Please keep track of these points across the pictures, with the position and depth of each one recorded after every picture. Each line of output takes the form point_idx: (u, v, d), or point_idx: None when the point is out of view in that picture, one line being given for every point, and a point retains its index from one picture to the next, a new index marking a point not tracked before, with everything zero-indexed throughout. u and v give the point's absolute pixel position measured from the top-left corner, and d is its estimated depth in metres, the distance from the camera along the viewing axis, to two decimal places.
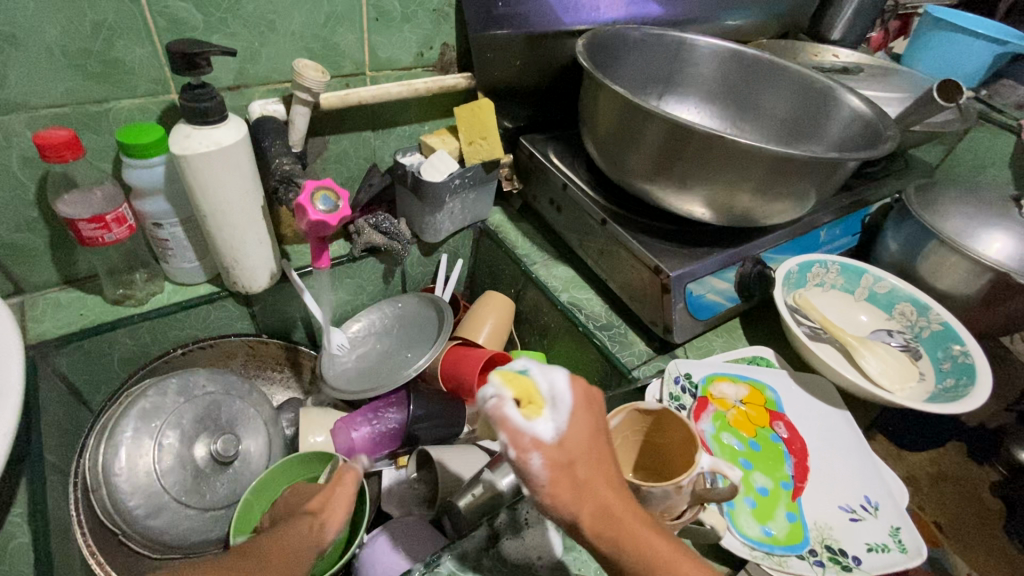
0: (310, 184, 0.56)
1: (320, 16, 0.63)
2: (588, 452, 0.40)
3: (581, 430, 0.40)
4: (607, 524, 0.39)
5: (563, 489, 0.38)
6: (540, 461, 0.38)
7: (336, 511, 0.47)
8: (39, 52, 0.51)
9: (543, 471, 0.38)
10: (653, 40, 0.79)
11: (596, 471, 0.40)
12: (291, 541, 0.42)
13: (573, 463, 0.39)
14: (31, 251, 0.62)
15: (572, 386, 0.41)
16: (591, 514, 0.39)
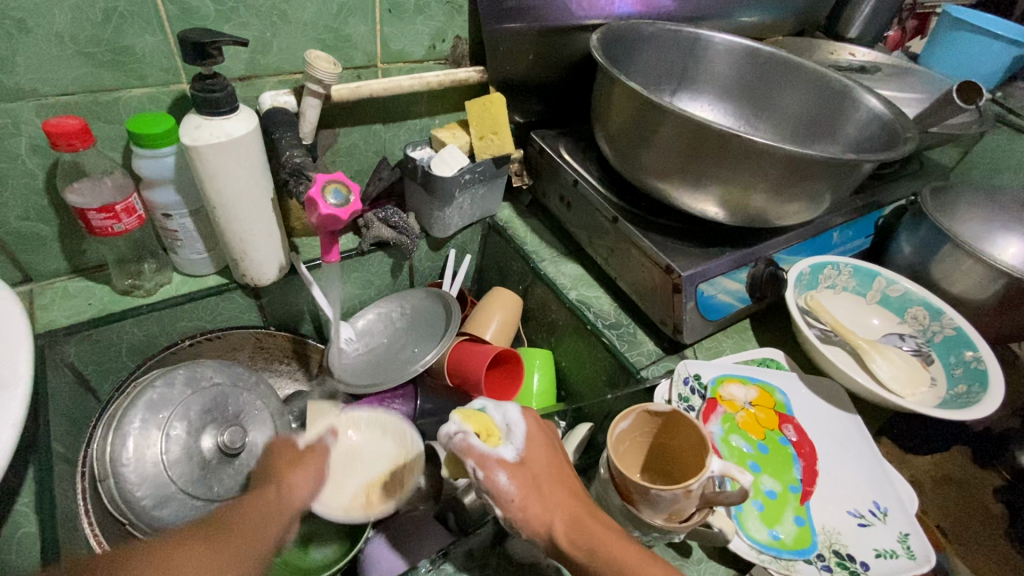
0: (321, 177, 0.56)
1: (333, 6, 0.63)
2: (549, 465, 0.46)
3: (538, 448, 0.46)
4: (580, 532, 0.43)
5: (532, 502, 0.43)
6: (507, 479, 0.43)
7: (297, 487, 0.52)
8: (51, 40, 0.51)
9: (511, 486, 0.43)
10: (668, 35, 0.78)
11: (557, 481, 0.45)
12: (260, 512, 0.47)
13: (537, 477, 0.45)
14: (41, 239, 0.62)
15: (524, 415, 0.48)
16: (563, 522, 0.44)
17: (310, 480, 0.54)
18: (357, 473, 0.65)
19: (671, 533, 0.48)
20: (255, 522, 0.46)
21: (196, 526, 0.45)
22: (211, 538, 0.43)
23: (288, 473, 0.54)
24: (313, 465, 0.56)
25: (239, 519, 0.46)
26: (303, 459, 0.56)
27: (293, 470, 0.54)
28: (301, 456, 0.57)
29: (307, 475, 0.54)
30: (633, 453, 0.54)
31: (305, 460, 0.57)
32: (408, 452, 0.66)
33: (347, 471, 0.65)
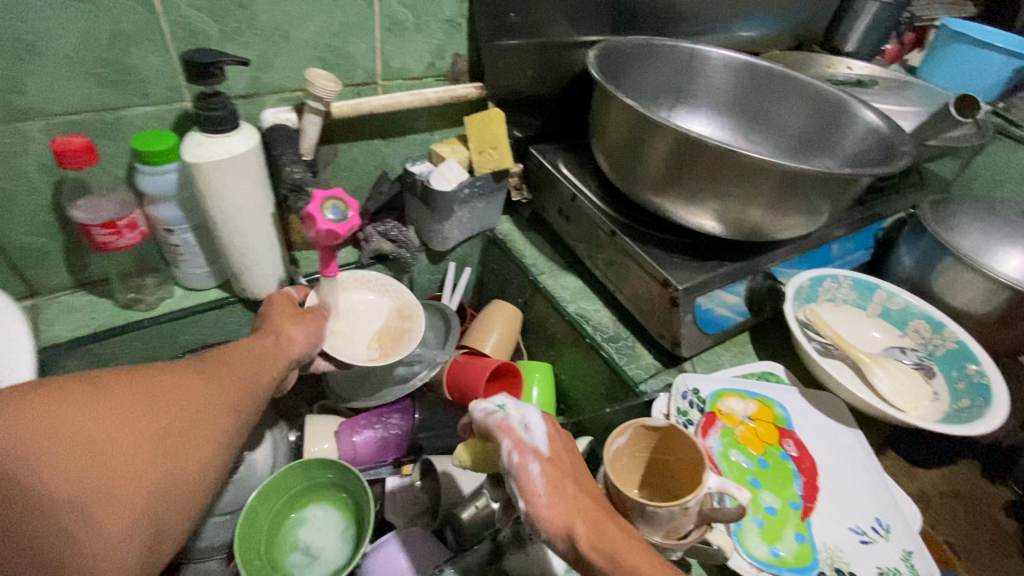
0: (320, 194, 0.56)
1: (334, 25, 0.64)
2: (574, 465, 0.45)
3: (563, 446, 0.45)
4: (602, 535, 0.39)
5: (559, 504, 0.40)
6: (539, 469, 0.42)
7: (288, 331, 0.54)
8: (57, 60, 0.52)
9: (542, 477, 0.41)
10: (664, 51, 0.79)
11: (580, 483, 0.43)
12: (259, 348, 0.50)
13: (564, 473, 0.43)
14: (45, 254, 0.63)
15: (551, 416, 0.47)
16: (586, 523, 0.39)
17: (307, 335, 0.55)
18: (360, 327, 0.68)
19: (669, 550, 0.48)
20: (246, 363, 0.48)
21: (187, 362, 0.46)
22: (207, 371, 0.46)
23: (284, 324, 0.54)
24: (314, 321, 0.56)
25: (233, 356, 0.48)
26: (306, 317, 0.56)
27: (287, 320, 0.55)
28: (302, 314, 0.57)
29: (300, 331, 0.55)
30: (632, 469, 0.54)
31: (306, 317, 0.57)
32: (403, 304, 0.70)
33: (351, 322, 0.67)
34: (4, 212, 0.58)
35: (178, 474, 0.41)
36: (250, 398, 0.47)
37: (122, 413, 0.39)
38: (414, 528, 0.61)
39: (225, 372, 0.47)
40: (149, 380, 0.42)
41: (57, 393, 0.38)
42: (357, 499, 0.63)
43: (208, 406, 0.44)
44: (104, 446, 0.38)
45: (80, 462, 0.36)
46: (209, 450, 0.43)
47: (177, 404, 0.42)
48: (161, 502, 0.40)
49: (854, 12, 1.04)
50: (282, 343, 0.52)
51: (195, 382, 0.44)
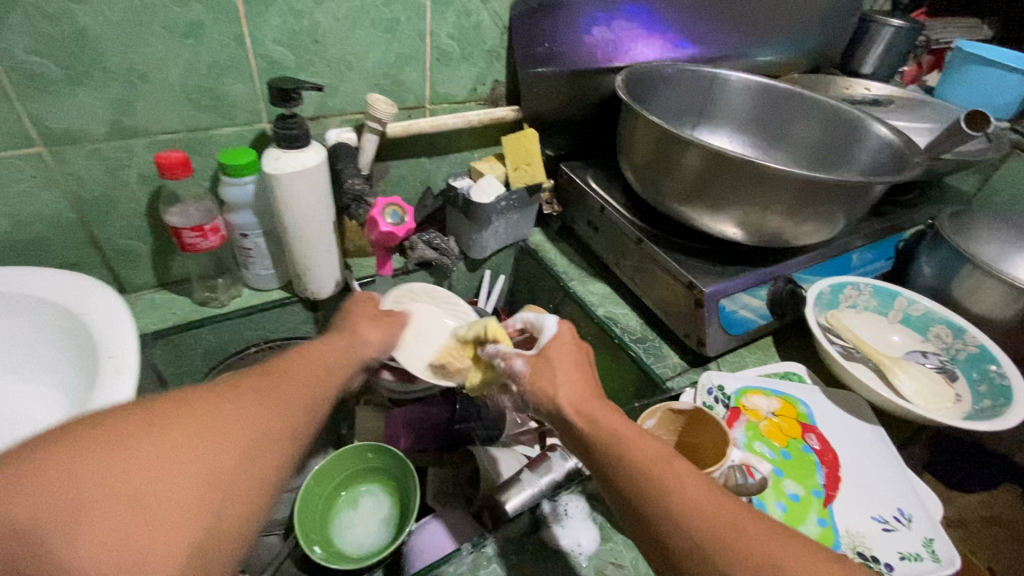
0: (383, 201, 0.68)
1: (391, 56, 0.72)
2: (568, 354, 0.50)
3: (562, 342, 0.51)
4: (584, 403, 0.46)
5: (538, 381, 0.48)
6: (521, 362, 0.51)
7: (339, 350, 0.52)
8: (162, 87, 0.61)
9: (525, 366, 0.50)
10: (687, 75, 0.85)
11: (571, 366, 0.49)
12: (312, 364, 0.47)
13: (552, 363, 0.49)
14: (136, 256, 0.71)
15: (555, 323, 0.52)
16: (567, 397, 0.46)
17: (379, 337, 0.58)
18: (426, 343, 0.69)
19: None
20: (311, 371, 0.46)
21: (244, 379, 0.42)
22: (259, 388, 0.41)
23: (358, 325, 0.57)
24: (387, 325, 0.60)
25: (289, 369, 0.45)
26: (383, 320, 0.60)
27: (338, 339, 0.53)
28: (381, 316, 0.61)
29: (345, 351, 0.52)
30: None
31: (383, 320, 0.60)
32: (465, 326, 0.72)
33: (418, 334, 0.69)
34: (106, 217, 0.66)
35: (230, 521, 0.35)
36: (309, 412, 0.43)
37: (178, 445, 0.34)
38: (455, 511, 0.66)
39: (276, 387, 0.42)
40: (194, 406, 0.37)
41: (91, 441, 0.32)
42: (403, 484, 0.69)
43: (261, 429, 0.39)
44: (146, 494, 0.32)
45: (123, 514, 0.30)
46: (260, 486, 0.37)
47: (235, 430, 0.37)
48: (211, 558, 0.33)
49: (870, 36, 1.09)
50: (335, 358, 0.50)
51: (248, 402, 0.39)
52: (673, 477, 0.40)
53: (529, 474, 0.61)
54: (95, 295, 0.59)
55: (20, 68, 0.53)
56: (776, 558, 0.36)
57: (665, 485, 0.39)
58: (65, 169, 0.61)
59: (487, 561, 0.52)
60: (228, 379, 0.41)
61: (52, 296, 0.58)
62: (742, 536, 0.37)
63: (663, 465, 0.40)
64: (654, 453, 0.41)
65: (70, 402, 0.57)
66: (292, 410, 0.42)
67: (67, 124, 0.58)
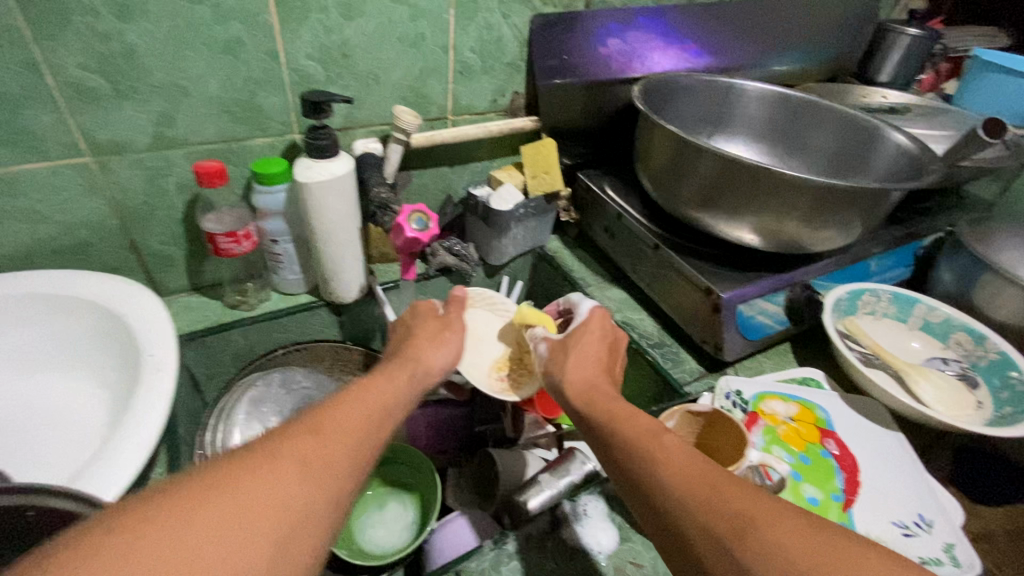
0: (409, 208, 0.71)
1: (416, 70, 0.75)
2: (587, 345, 0.57)
3: (584, 332, 0.58)
4: (586, 390, 0.52)
5: (555, 362, 0.56)
6: (544, 347, 0.59)
7: (387, 391, 0.47)
8: (202, 100, 0.64)
9: (545, 352, 0.58)
10: (703, 86, 0.87)
11: (586, 356, 0.56)
12: (358, 412, 0.43)
13: (568, 350, 0.57)
14: (172, 260, 0.75)
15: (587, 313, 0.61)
16: (575, 380, 0.53)
17: (440, 358, 0.56)
18: (484, 352, 0.72)
19: None
20: (361, 415, 0.43)
21: (288, 433, 0.39)
22: (304, 444, 0.38)
23: (417, 355, 0.54)
24: (447, 342, 0.58)
25: (332, 425, 0.41)
26: (442, 338, 0.58)
27: (385, 378, 0.49)
28: (442, 330, 0.59)
29: (391, 392, 0.48)
30: None
31: (442, 338, 0.58)
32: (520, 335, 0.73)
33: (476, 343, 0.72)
34: (145, 223, 0.70)
35: None
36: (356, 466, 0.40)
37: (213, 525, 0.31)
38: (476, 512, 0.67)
39: (318, 447, 0.38)
40: (228, 484, 0.33)
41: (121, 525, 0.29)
42: (426, 484, 0.71)
43: (300, 504, 0.35)
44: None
45: None
46: (301, 568, 0.34)
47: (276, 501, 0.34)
48: None
49: (887, 46, 1.10)
50: (382, 402, 0.46)
51: (291, 465, 0.36)
52: (659, 446, 0.43)
53: (549, 476, 0.59)
54: (137, 297, 0.62)
55: (72, 82, 0.57)
56: (750, 514, 0.37)
57: (653, 453, 0.43)
58: (110, 178, 0.64)
59: (508, 558, 0.53)
60: (264, 444, 0.37)
61: (97, 298, 0.61)
62: (717, 493, 0.39)
63: (652, 437, 0.44)
64: (646, 428, 0.45)
65: (112, 398, 0.60)
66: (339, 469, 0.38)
67: (113, 135, 0.62)
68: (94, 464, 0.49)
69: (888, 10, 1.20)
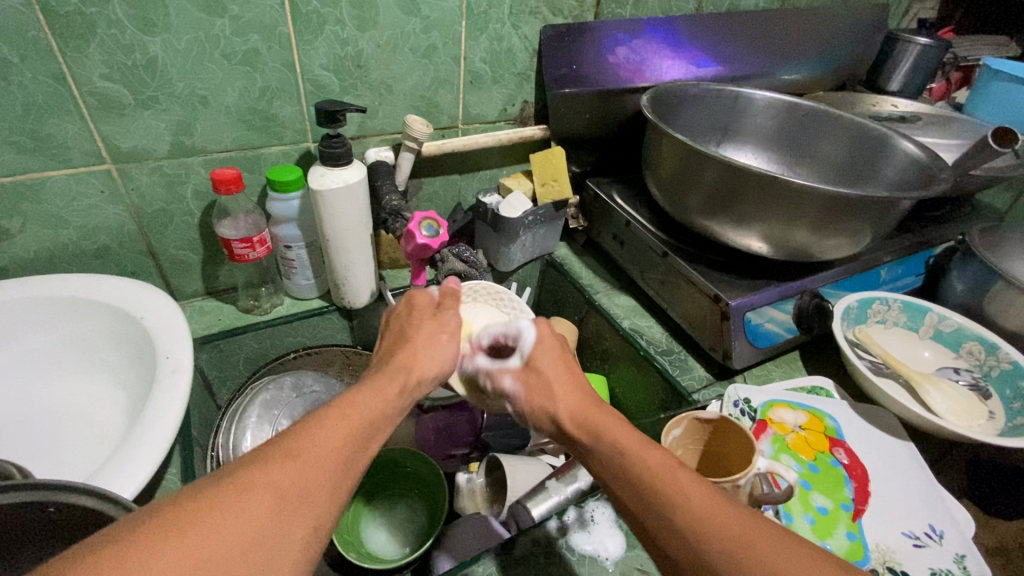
0: (419, 215, 0.72)
1: (428, 80, 0.77)
2: (555, 365, 0.53)
3: (543, 352, 0.54)
4: (581, 415, 0.48)
5: (531, 400, 0.51)
6: (511, 380, 0.54)
7: (376, 405, 0.43)
8: (220, 109, 0.66)
9: (514, 385, 0.53)
10: (712, 94, 0.87)
11: (564, 378, 0.52)
12: (343, 430, 0.39)
13: (539, 374, 0.52)
14: (188, 265, 0.76)
15: (533, 328, 0.57)
16: (565, 410, 0.49)
17: (439, 359, 0.52)
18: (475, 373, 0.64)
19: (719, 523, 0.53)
20: (345, 433, 0.39)
21: (262, 458, 0.35)
22: (278, 473, 0.34)
23: (413, 358, 0.50)
24: (441, 344, 0.53)
25: (312, 447, 0.37)
26: (439, 339, 0.53)
27: (376, 389, 0.45)
28: (441, 330, 0.54)
29: (382, 406, 0.43)
30: (688, 462, 0.61)
31: (440, 335, 0.54)
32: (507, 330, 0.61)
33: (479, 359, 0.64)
34: (163, 229, 0.71)
35: None
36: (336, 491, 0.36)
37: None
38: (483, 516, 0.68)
39: (295, 474, 0.35)
40: (193, 524, 0.30)
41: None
42: (433, 489, 0.72)
43: (271, 544, 0.32)
44: None
45: None
46: None
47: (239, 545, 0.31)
48: None
49: (896, 54, 1.09)
50: (370, 417, 0.42)
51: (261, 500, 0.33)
52: (678, 488, 0.40)
53: (555, 482, 0.63)
54: (155, 301, 0.64)
55: (96, 93, 0.59)
56: (783, 571, 0.36)
57: (671, 497, 0.39)
58: (130, 185, 0.66)
59: (515, 563, 0.53)
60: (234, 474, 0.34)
61: (116, 302, 0.63)
62: (749, 548, 0.37)
63: (670, 477, 0.40)
64: (659, 464, 0.42)
65: (128, 400, 0.61)
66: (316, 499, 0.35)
67: (134, 143, 0.63)
68: (112, 464, 0.50)
69: (897, 19, 1.20)
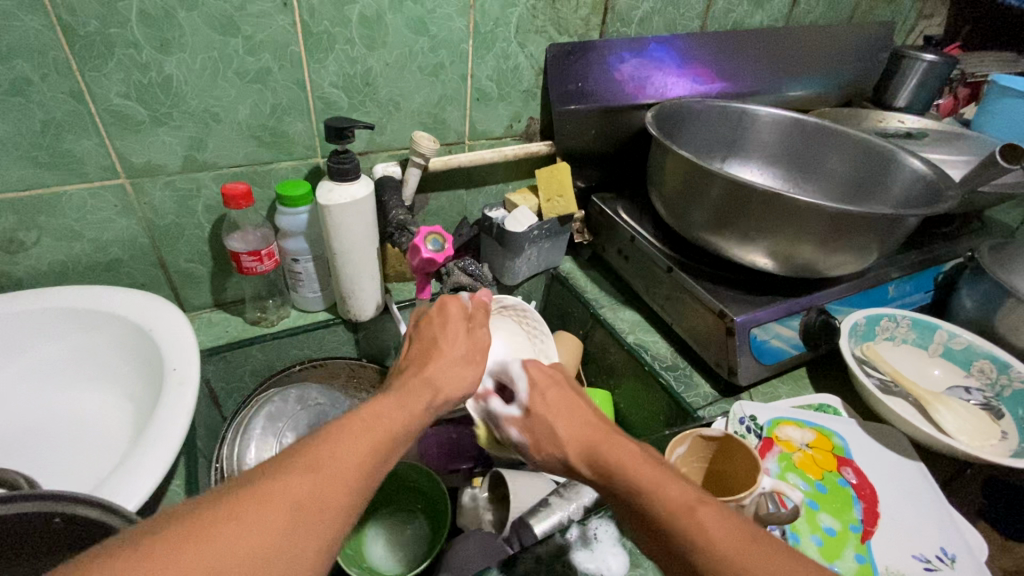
0: (425, 230, 0.73)
1: (435, 97, 0.78)
2: (557, 399, 0.53)
3: (543, 393, 0.53)
4: (596, 457, 0.47)
5: (540, 445, 0.51)
6: (517, 432, 0.53)
7: (399, 419, 0.43)
8: (232, 126, 0.67)
9: (521, 438, 0.52)
10: (717, 111, 0.88)
11: (570, 413, 0.51)
12: (362, 444, 0.39)
13: (546, 416, 0.51)
14: (198, 277, 0.77)
15: (525, 371, 0.55)
16: (579, 453, 0.48)
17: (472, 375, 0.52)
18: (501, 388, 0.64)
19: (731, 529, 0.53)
20: (367, 444, 0.39)
21: (286, 467, 0.35)
22: (298, 483, 0.35)
23: (442, 370, 0.50)
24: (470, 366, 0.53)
25: (334, 455, 0.37)
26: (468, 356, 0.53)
27: (403, 402, 0.45)
28: (472, 351, 0.54)
29: (405, 421, 0.44)
30: (693, 479, 0.60)
31: (469, 353, 0.54)
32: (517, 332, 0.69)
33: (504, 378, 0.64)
34: (174, 242, 0.73)
35: None
36: (353, 503, 0.37)
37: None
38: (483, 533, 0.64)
39: (314, 488, 0.35)
40: (208, 535, 0.30)
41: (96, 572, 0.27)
42: (436, 505, 0.72)
43: (286, 554, 0.32)
44: None
45: None
46: None
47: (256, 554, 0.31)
48: None
49: (902, 71, 1.09)
50: (394, 431, 0.42)
51: (280, 512, 0.33)
52: (699, 527, 0.39)
53: (559, 498, 0.63)
54: (163, 313, 0.65)
55: (113, 110, 0.61)
56: None
57: (693, 540, 0.39)
58: (143, 199, 0.68)
59: None
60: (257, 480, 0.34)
61: (126, 314, 0.64)
62: None
63: (689, 515, 0.40)
64: (675, 502, 0.41)
65: (135, 411, 0.62)
66: (332, 512, 0.35)
67: (148, 159, 0.65)
68: (114, 476, 0.50)
69: (902, 36, 1.20)
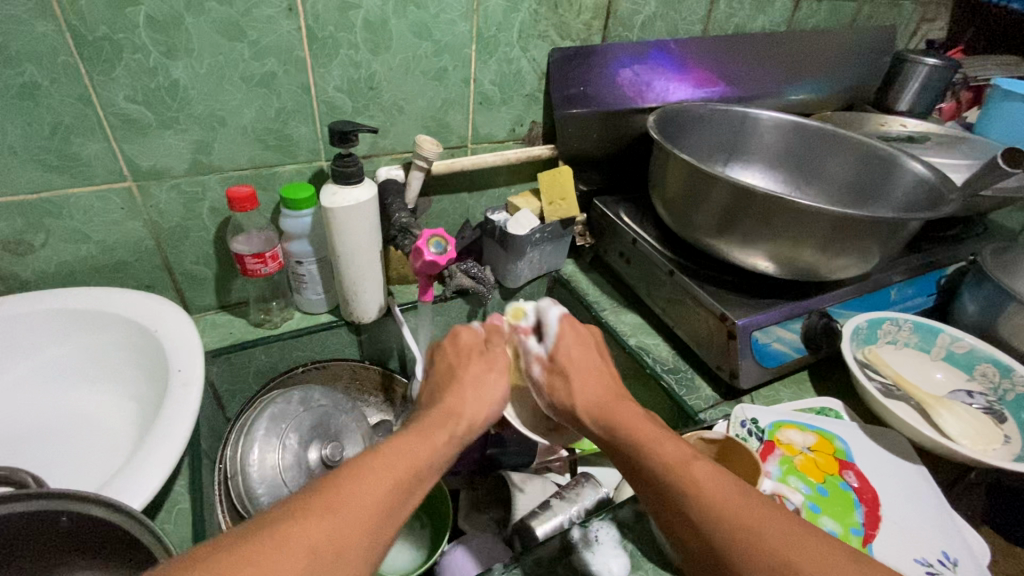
0: (428, 233, 0.73)
1: (439, 101, 0.79)
2: (579, 357, 0.56)
3: (570, 348, 0.57)
4: (606, 413, 0.51)
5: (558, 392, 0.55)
6: (538, 369, 0.57)
7: (422, 453, 0.43)
8: (237, 129, 0.68)
9: (540, 375, 0.57)
10: (719, 115, 0.88)
11: (588, 376, 0.55)
12: (384, 482, 0.40)
13: (567, 368, 0.55)
14: (203, 279, 0.78)
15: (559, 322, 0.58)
16: (591, 408, 0.53)
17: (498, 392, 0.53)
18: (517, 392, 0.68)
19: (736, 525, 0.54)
20: (387, 481, 0.40)
21: (305, 509, 0.36)
22: (315, 526, 0.35)
23: (464, 394, 0.51)
24: (489, 382, 0.53)
25: (354, 495, 0.38)
26: (487, 377, 0.53)
27: (428, 435, 0.45)
28: (487, 371, 0.54)
29: (428, 454, 0.44)
30: None
31: (491, 368, 0.54)
32: None
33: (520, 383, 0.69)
34: (179, 244, 0.73)
35: None
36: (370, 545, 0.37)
37: None
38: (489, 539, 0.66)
39: (332, 530, 0.35)
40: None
41: None
42: (439, 507, 0.72)
43: None
44: None
45: None
46: None
47: None
48: None
49: (904, 75, 1.10)
50: (418, 465, 0.42)
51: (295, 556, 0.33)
52: (692, 478, 0.43)
53: (559, 501, 0.63)
54: (168, 315, 0.66)
55: (120, 113, 0.61)
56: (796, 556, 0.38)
57: (687, 493, 0.43)
58: (149, 201, 0.68)
59: None
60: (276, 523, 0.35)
61: (132, 315, 0.65)
62: (756, 537, 0.40)
63: (683, 468, 0.44)
64: (673, 456, 0.45)
65: (140, 412, 0.63)
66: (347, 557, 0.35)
67: (154, 162, 0.66)
68: (120, 475, 0.51)
69: (905, 40, 1.21)
